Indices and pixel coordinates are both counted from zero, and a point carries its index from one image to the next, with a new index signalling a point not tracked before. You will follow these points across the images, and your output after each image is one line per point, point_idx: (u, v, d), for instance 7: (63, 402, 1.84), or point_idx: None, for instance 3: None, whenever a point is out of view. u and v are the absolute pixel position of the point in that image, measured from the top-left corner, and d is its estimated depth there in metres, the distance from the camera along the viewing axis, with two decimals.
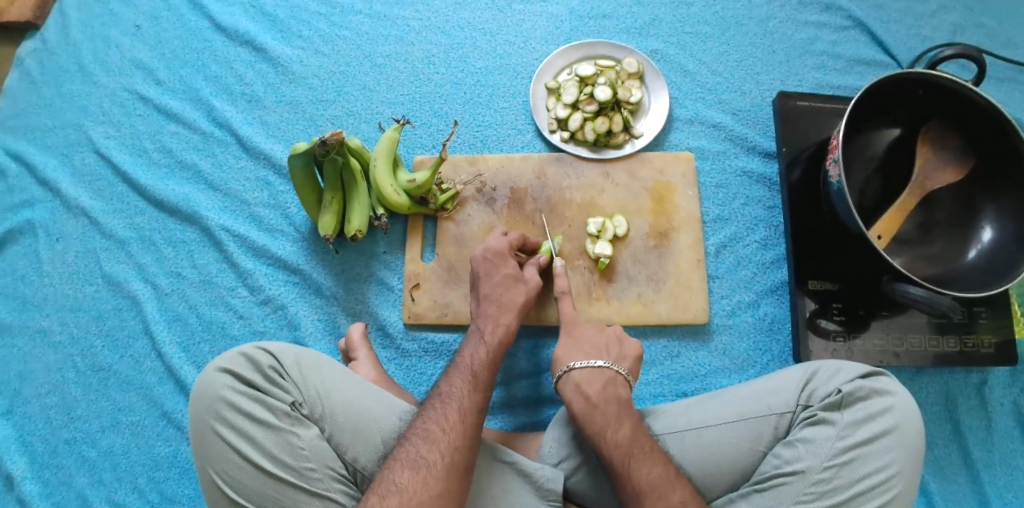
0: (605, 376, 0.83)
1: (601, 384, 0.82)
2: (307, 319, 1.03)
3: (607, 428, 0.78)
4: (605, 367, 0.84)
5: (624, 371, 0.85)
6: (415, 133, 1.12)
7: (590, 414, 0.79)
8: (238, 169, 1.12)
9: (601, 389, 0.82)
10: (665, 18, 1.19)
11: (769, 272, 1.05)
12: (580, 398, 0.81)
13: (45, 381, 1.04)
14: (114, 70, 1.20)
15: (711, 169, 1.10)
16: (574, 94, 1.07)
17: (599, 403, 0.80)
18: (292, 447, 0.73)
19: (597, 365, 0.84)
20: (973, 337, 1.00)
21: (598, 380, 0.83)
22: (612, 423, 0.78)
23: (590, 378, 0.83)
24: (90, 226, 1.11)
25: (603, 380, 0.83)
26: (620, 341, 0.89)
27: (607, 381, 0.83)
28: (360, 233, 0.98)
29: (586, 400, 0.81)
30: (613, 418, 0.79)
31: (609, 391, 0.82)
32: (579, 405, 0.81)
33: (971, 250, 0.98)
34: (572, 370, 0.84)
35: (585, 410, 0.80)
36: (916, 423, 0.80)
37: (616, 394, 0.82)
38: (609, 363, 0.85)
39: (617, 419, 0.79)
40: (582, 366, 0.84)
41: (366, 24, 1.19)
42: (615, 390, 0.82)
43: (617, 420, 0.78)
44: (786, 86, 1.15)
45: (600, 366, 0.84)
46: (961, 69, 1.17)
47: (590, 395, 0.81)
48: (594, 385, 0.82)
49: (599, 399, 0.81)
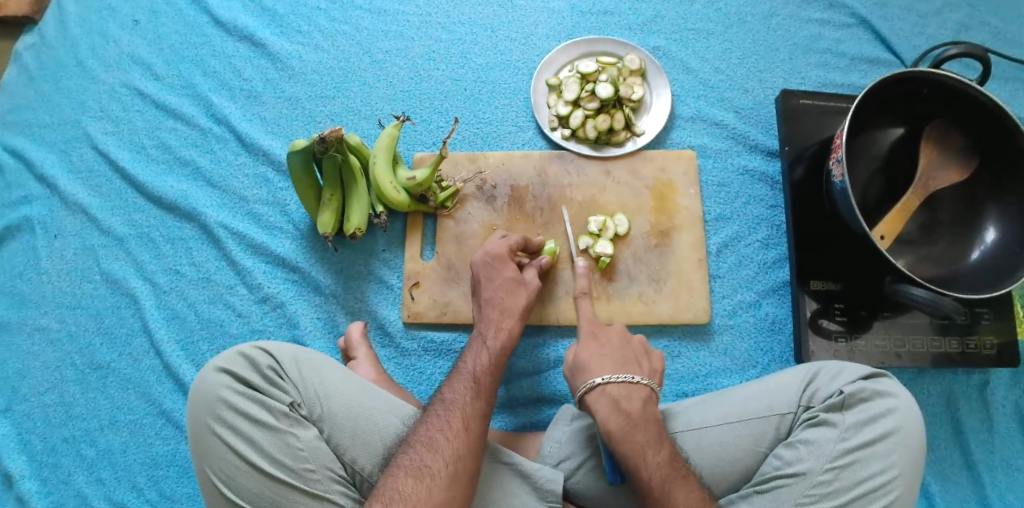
0: (645, 394, 0.80)
1: (641, 403, 0.79)
2: (306, 317, 1.02)
3: (647, 451, 0.75)
4: (643, 385, 0.81)
5: (656, 387, 0.83)
6: (414, 130, 1.11)
7: (630, 435, 0.76)
8: (237, 166, 1.11)
9: (640, 409, 0.79)
10: (667, 14, 1.17)
11: (770, 271, 1.05)
12: (619, 416, 0.77)
13: (44, 379, 1.03)
14: (112, 66, 1.19)
15: (712, 168, 1.09)
16: (575, 91, 1.06)
17: (639, 423, 0.77)
18: (290, 449, 0.73)
19: (637, 381, 0.80)
20: (975, 339, 0.99)
21: (638, 397, 0.79)
22: (653, 445, 0.75)
23: (629, 395, 0.79)
24: (88, 223, 1.10)
25: (642, 400, 0.79)
26: (646, 353, 0.87)
27: (646, 399, 0.80)
28: (359, 231, 0.97)
29: (626, 418, 0.77)
30: (653, 440, 0.76)
31: (648, 410, 0.79)
32: (618, 423, 0.77)
33: (974, 251, 0.98)
34: (609, 385, 0.80)
35: (624, 429, 0.76)
36: (917, 425, 0.80)
37: (654, 413, 0.79)
38: (646, 380, 0.82)
39: (657, 440, 0.76)
40: (620, 381, 0.80)
41: (366, 20, 1.18)
42: (652, 409, 0.80)
43: (657, 442, 0.76)
44: (788, 84, 1.14)
45: (637, 382, 0.81)
46: (965, 67, 1.16)
47: (630, 412, 0.78)
48: (633, 404, 0.79)
49: (639, 418, 0.77)
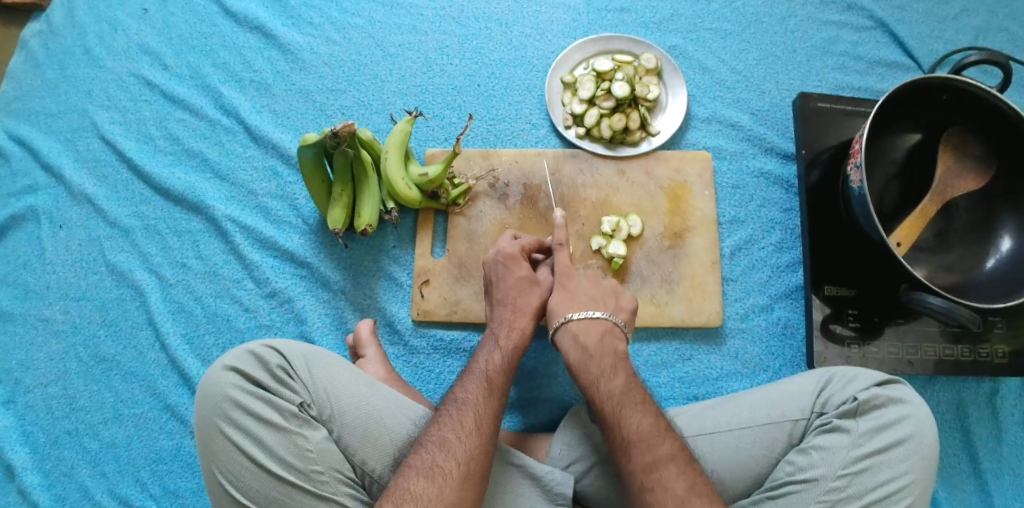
0: (604, 326, 0.83)
1: (598, 334, 0.82)
2: (314, 313, 1.01)
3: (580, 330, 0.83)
4: (601, 318, 0.83)
5: (622, 322, 0.85)
6: (426, 126, 1.10)
7: (586, 362, 0.80)
8: (246, 158, 1.10)
9: (598, 339, 0.82)
10: (683, 13, 1.16)
11: (784, 275, 1.04)
12: (577, 349, 0.82)
13: (47, 370, 1.02)
14: (120, 55, 1.17)
15: (727, 170, 1.08)
16: (591, 89, 1.04)
17: (596, 354, 0.81)
18: (300, 450, 0.72)
19: (596, 316, 0.83)
20: (987, 347, 0.98)
21: (596, 329, 0.83)
22: (606, 374, 0.79)
23: (587, 327, 0.83)
24: (94, 214, 1.09)
25: (601, 330, 0.83)
26: (616, 293, 0.89)
27: (605, 330, 0.83)
28: (370, 227, 0.96)
29: (582, 349, 0.81)
30: (609, 367, 0.80)
31: (606, 343, 0.82)
32: (575, 354, 0.81)
33: (990, 259, 0.97)
34: (570, 320, 0.83)
35: (580, 359, 0.81)
36: (932, 435, 0.79)
37: (613, 346, 0.82)
38: (607, 315, 0.84)
39: (612, 369, 0.79)
40: (580, 317, 0.83)
41: (379, 12, 1.16)
42: (612, 341, 0.82)
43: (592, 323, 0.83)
44: (805, 86, 1.13)
45: (598, 317, 0.84)
46: (984, 74, 1.15)
47: (586, 344, 0.82)
48: (591, 337, 0.82)
49: (595, 349, 0.81)
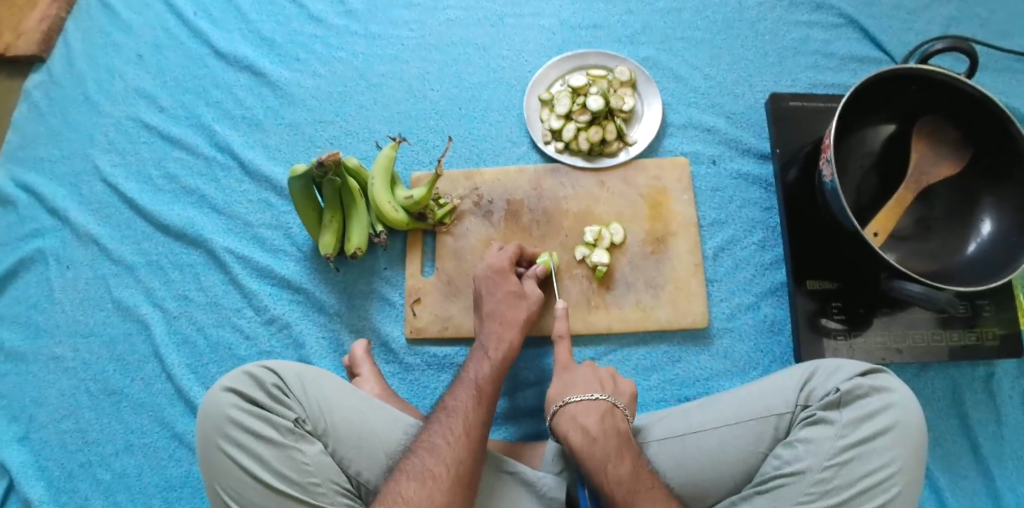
0: (601, 408, 0.81)
1: (598, 417, 0.80)
2: (311, 337, 1.05)
3: (608, 463, 0.76)
4: (600, 400, 0.82)
5: (621, 403, 0.83)
6: (411, 150, 1.14)
7: (590, 451, 0.77)
8: (241, 192, 1.14)
9: (599, 423, 0.79)
10: (655, 25, 1.20)
11: (768, 273, 1.06)
12: (579, 434, 0.79)
13: (59, 406, 1.06)
14: (118, 100, 1.23)
15: (706, 173, 1.11)
16: (566, 105, 1.08)
17: (598, 436, 0.78)
18: (296, 463, 0.75)
19: (594, 398, 0.82)
20: (979, 331, 0.99)
21: (593, 412, 0.80)
22: (613, 459, 0.76)
23: (586, 411, 0.81)
24: (99, 253, 1.13)
25: (600, 414, 0.80)
26: (613, 377, 0.87)
27: (603, 413, 0.81)
28: (360, 250, 1.00)
29: (585, 434, 0.78)
30: (615, 452, 0.77)
31: (607, 424, 0.80)
32: (578, 439, 0.78)
33: (971, 244, 0.98)
34: (567, 404, 0.82)
35: (583, 445, 0.78)
36: (917, 420, 0.80)
37: (614, 426, 0.80)
38: (605, 396, 0.83)
39: (617, 454, 0.77)
40: (580, 400, 0.82)
41: (361, 44, 1.21)
42: (613, 422, 0.80)
43: (618, 456, 0.76)
44: (778, 88, 1.16)
45: (596, 398, 0.82)
46: (955, 62, 1.17)
47: (588, 428, 0.79)
48: (591, 420, 0.80)
49: (598, 432, 0.78)
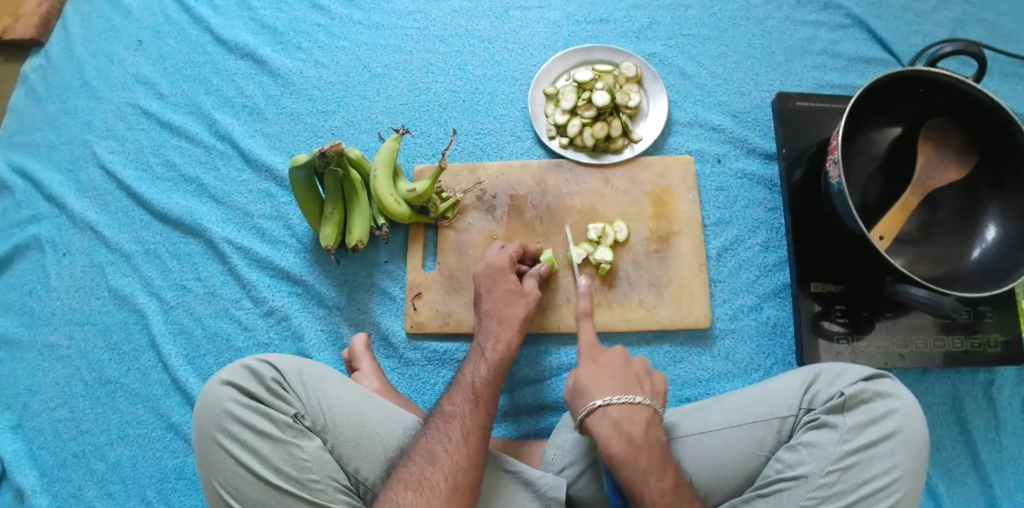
0: (645, 415, 0.79)
1: (643, 426, 0.78)
2: (310, 330, 1.04)
3: (651, 475, 0.74)
4: (643, 405, 0.80)
5: (660, 407, 0.81)
6: (414, 143, 1.12)
7: (633, 460, 0.75)
8: (241, 182, 1.13)
9: (642, 431, 0.78)
10: (662, 21, 1.18)
11: (771, 274, 1.05)
12: (620, 439, 0.77)
13: (53, 395, 1.05)
14: (117, 86, 1.21)
15: (711, 172, 1.10)
16: (572, 100, 1.07)
17: (643, 446, 0.76)
18: (295, 459, 0.74)
19: (638, 403, 0.80)
20: (980, 337, 0.98)
21: (638, 419, 0.79)
22: (655, 471, 0.75)
23: (630, 418, 0.78)
24: (96, 240, 1.12)
25: (643, 422, 0.79)
26: (648, 374, 0.86)
27: (647, 421, 0.79)
28: (361, 243, 0.99)
29: (629, 442, 0.76)
30: (658, 462, 0.76)
31: (651, 433, 0.78)
32: (621, 446, 0.76)
33: (976, 249, 0.98)
34: (609, 405, 0.79)
35: (627, 453, 0.76)
36: (920, 426, 0.79)
37: (656, 437, 0.78)
38: (645, 399, 0.81)
39: (661, 467, 0.75)
40: (620, 402, 0.79)
41: (365, 34, 1.19)
42: (654, 431, 0.79)
43: (661, 468, 0.75)
44: (785, 87, 1.15)
45: (638, 402, 0.80)
46: (962, 65, 1.16)
47: (632, 436, 0.77)
48: (636, 428, 0.78)
49: (642, 442, 0.77)
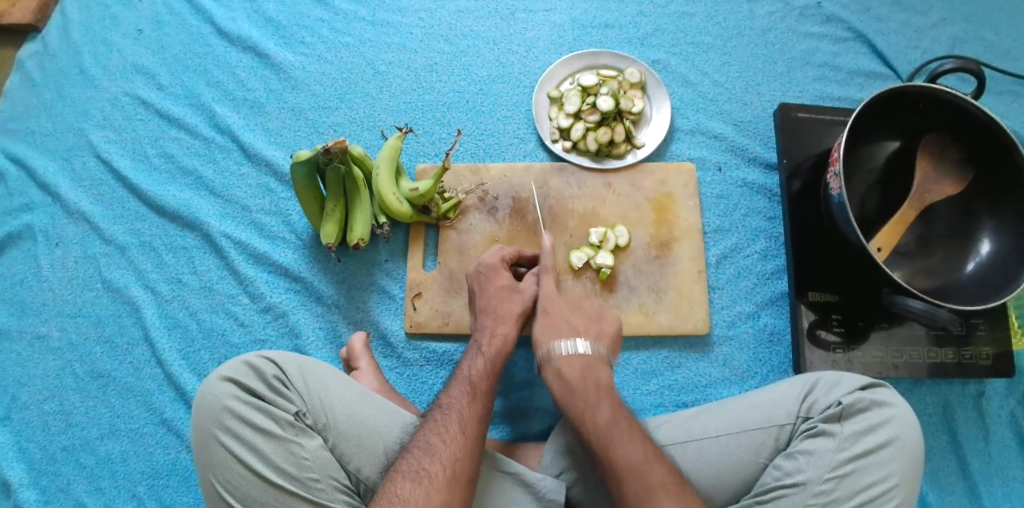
0: (586, 360, 0.83)
1: (580, 368, 0.82)
2: (308, 327, 1.03)
3: (586, 409, 0.78)
4: (585, 349, 0.84)
5: (604, 350, 0.85)
6: (416, 141, 1.12)
7: (570, 399, 0.80)
8: (240, 175, 1.12)
9: (580, 373, 0.82)
10: (666, 28, 1.19)
11: (770, 283, 1.06)
12: (557, 381, 0.82)
13: (43, 387, 1.03)
14: (115, 75, 1.20)
15: (712, 180, 1.11)
16: (576, 104, 1.07)
17: (578, 386, 0.81)
18: (295, 458, 0.73)
19: (577, 346, 0.84)
20: (971, 350, 1.00)
21: (577, 362, 0.83)
22: (593, 404, 0.78)
23: (569, 360, 0.83)
24: (90, 231, 1.10)
25: (581, 366, 0.83)
26: (599, 318, 0.89)
27: (587, 364, 0.83)
28: (362, 241, 0.98)
29: (567, 386, 0.81)
30: (594, 398, 0.80)
31: (589, 375, 0.82)
32: (559, 389, 0.82)
33: (970, 263, 0.99)
34: (551, 352, 0.84)
35: (564, 394, 0.81)
36: (915, 435, 0.80)
37: (595, 377, 0.82)
38: (587, 342, 0.85)
39: (597, 399, 0.79)
40: (563, 348, 0.84)
41: (369, 31, 1.19)
42: (594, 372, 0.82)
43: (597, 399, 0.79)
44: (787, 98, 1.16)
45: (580, 346, 0.84)
46: (960, 81, 1.18)
47: (570, 379, 0.82)
48: (574, 370, 0.83)
49: (576, 380, 0.81)
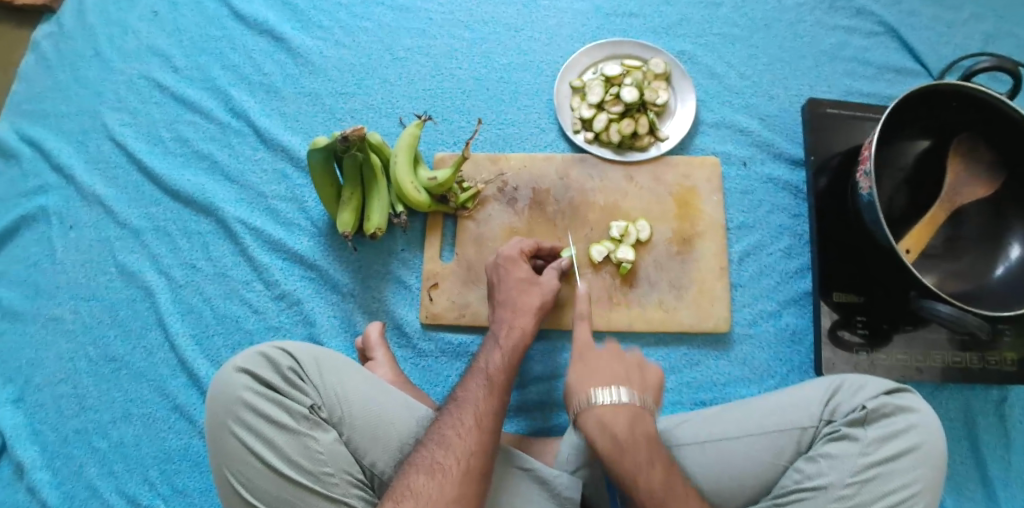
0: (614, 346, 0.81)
1: (609, 354, 0.80)
2: (322, 315, 1.02)
3: (612, 396, 0.76)
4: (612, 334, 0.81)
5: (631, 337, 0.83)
6: (435, 129, 1.10)
7: (618, 459, 0.73)
8: (256, 161, 1.10)
9: (627, 428, 0.74)
10: (692, 18, 1.16)
11: (793, 281, 1.03)
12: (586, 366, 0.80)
13: (57, 370, 1.03)
14: (131, 57, 1.18)
15: (736, 175, 1.08)
16: (599, 94, 1.05)
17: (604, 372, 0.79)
18: (310, 452, 0.72)
19: (618, 396, 0.76)
20: (996, 355, 0.98)
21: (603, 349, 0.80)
22: (619, 393, 0.77)
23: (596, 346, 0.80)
24: (105, 215, 1.09)
25: (628, 417, 0.75)
26: None
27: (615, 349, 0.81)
28: (379, 231, 0.96)
29: (613, 440, 0.74)
30: (645, 460, 0.73)
31: (615, 362, 0.80)
32: (605, 444, 0.74)
33: (1000, 266, 0.96)
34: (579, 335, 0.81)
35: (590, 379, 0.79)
36: (940, 442, 0.79)
37: (624, 365, 0.79)
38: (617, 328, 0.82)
39: (623, 388, 0.77)
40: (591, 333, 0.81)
41: (388, 17, 1.17)
42: (620, 360, 0.80)
43: (623, 390, 0.77)
44: (814, 93, 1.13)
45: (607, 333, 0.81)
46: (992, 79, 1.15)
47: (616, 434, 0.74)
48: (619, 424, 0.75)
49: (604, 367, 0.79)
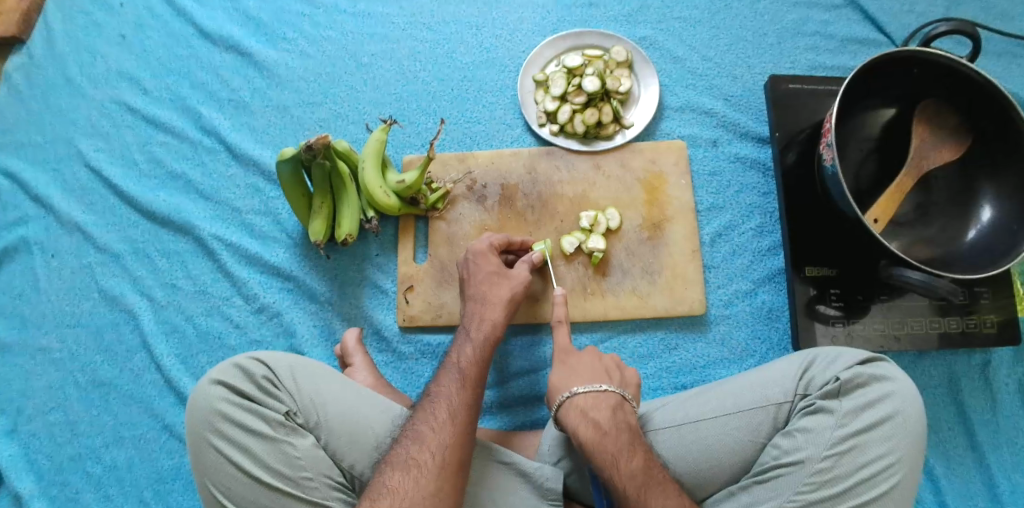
0: (611, 402, 0.79)
1: (610, 411, 0.78)
2: (302, 325, 1.03)
3: (620, 458, 0.75)
4: (610, 392, 0.80)
5: (628, 395, 0.82)
6: (402, 133, 1.11)
7: (598, 445, 0.76)
8: (229, 177, 1.11)
9: (609, 416, 0.78)
10: (652, 4, 1.16)
11: (766, 259, 1.04)
12: (591, 428, 0.77)
13: (47, 398, 1.04)
14: (101, 82, 1.19)
15: (704, 157, 1.09)
16: (562, 86, 1.05)
17: (610, 431, 0.77)
18: (288, 458, 0.74)
19: (602, 389, 0.80)
20: (975, 318, 0.98)
21: (603, 407, 0.79)
22: (625, 453, 0.75)
23: (595, 405, 0.79)
24: (84, 240, 1.11)
25: (608, 406, 0.79)
26: (619, 367, 0.86)
27: (614, 407, 0.79)
28: (350, 237, 0.97)
29: (595, 428, 0.77)
30: None
31: (618, 418, 0.79)
32: (588, 433, 0.77)
33: (971, 230, 0.97)
34: (575, 396, 0.80)
35: (594, 438, 0.76)
36: (917, 409, 0.79)
37: (625, 421, 0.79)
38: (613, 388, 0.81)
39: (630, 448, 0.76)
40: (586, 391, 0.80)
41: (350, 24, 1.17)
42: (623, 416, 0.79)
43: (629, 450, 0.75)
44: (777, 70, 1.13)
45: (604, 390, 0.80)
46: (957, 44, 1.15)
47: (597, 421, 0.78)
48: (602, 413, 0.79)
49: (609, 427, 0.77)
